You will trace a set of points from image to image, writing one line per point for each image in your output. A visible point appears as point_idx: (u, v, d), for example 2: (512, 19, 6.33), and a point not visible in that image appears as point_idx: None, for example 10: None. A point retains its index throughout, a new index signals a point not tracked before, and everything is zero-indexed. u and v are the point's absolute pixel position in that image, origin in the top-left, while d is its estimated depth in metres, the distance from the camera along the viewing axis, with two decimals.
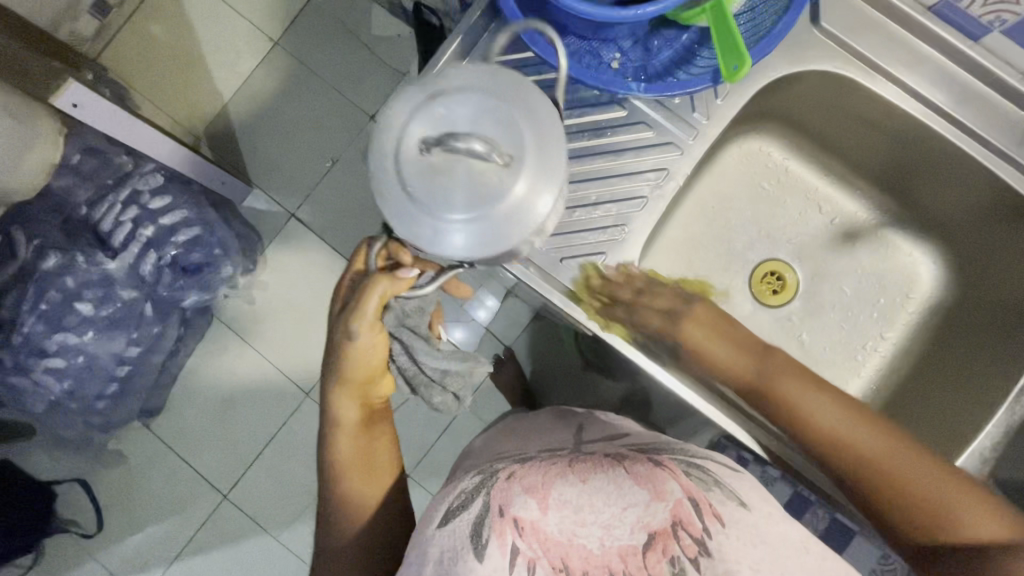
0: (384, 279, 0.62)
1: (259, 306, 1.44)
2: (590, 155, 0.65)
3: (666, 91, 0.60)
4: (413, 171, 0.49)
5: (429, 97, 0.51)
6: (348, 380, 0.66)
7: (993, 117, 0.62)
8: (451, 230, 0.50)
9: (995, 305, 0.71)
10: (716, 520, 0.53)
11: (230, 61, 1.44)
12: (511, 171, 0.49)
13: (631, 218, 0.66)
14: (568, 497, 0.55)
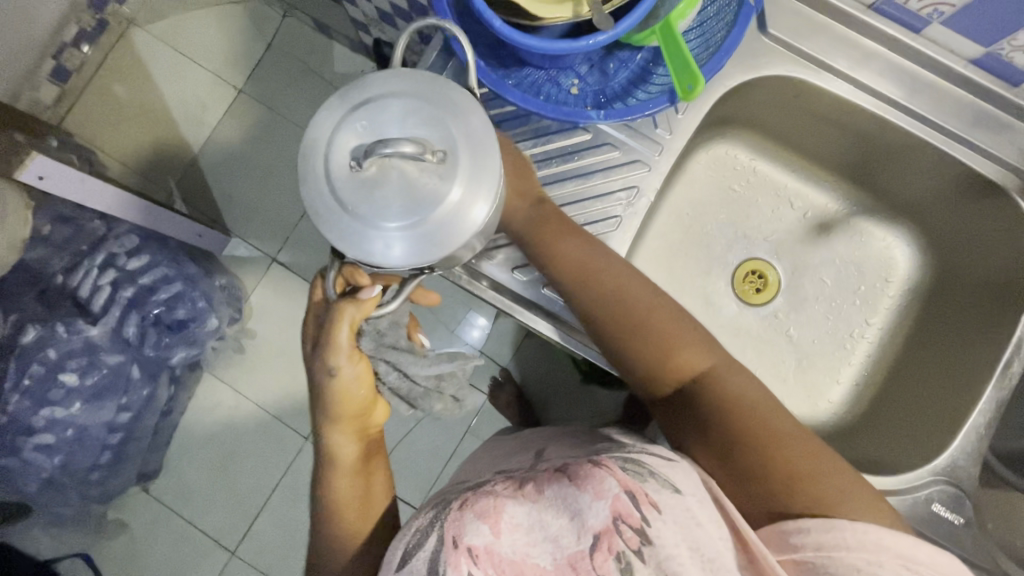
0: (349, 303, 0.60)
1: (250, 355, 1.42)
2: (558, 181, 0.65)
3: (626, 117, 0.59)
4: (353, 187, 0.50)
5: (349, 114, 0.52)
6: (340, 415, 0.63)
7: (945, 102, 0.63)
8: (394, 236, 0.50)
9: (971, 282, 0.71)
10: (654, 508, 0.49)
11: (196, 114, 1.44)
12: (447, 167, 0.50)
13: (607, 239, 0.65)
14: (519, 514, 0.48)
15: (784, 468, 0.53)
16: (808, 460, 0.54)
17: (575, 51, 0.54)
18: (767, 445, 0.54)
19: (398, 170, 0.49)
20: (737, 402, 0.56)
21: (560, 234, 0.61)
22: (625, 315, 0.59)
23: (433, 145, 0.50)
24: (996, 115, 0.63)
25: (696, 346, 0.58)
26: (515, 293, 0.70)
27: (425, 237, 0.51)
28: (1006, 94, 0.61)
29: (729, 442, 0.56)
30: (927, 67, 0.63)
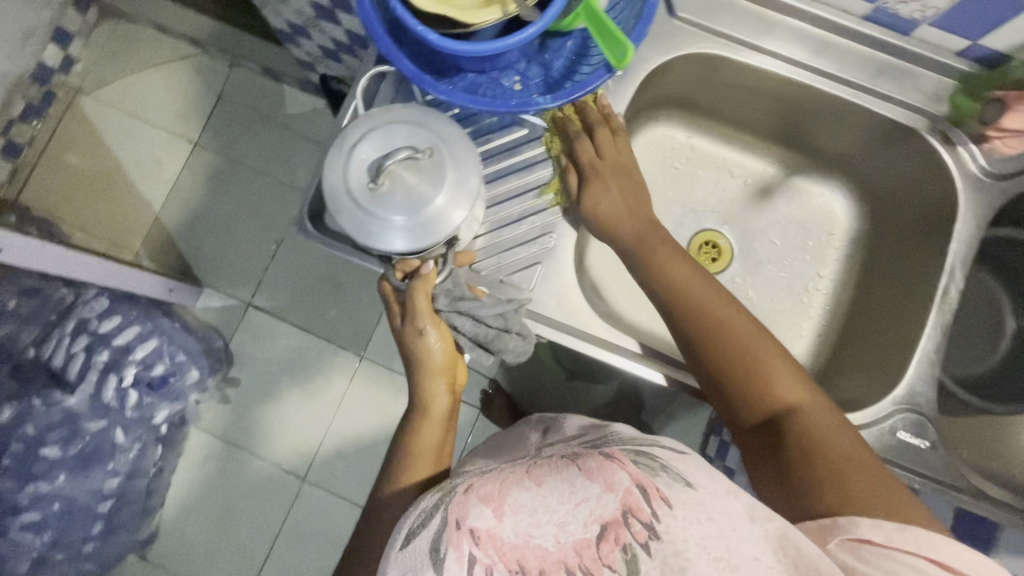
0: (422, 276, 0.61)
1: (235, 402, 1.41)
2: (502, 177, 0.68)
3: (563, 98, 0.63)
4: (368, 202, 0.55)
5: (340, 146, 0.57)
6: (430, 373, 0.64)
7: (847, 58, 0.67)
8: (407, 227, 0.56)
9: (902, 220, 0.75)
10: (665, 502, 0.47)
11: (154, 171, 1.45)
12: (438, 160, 0.56)
13: (554, 225, 0.70)
14: (525, 497, 0.48)
15: (839, 481, 0.53)
16: (869, 483, 0.52)
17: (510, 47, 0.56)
18: (830, 459, 0.54)
19: (399, 172, 0.55)
20: (818, 430, 0.56)
21: (667, 254, 0.65)
22: (726, 339, 0.60)
23: (421, 145, 0.55)
24: (897, 63, 0.67)
25: (795, 376, 0.59)
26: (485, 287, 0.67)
27: (431, 224, 0.56)
28: (900, 43, 0.65)
29: (793, 453, 0.56)
30: (825, 28, 0.67)
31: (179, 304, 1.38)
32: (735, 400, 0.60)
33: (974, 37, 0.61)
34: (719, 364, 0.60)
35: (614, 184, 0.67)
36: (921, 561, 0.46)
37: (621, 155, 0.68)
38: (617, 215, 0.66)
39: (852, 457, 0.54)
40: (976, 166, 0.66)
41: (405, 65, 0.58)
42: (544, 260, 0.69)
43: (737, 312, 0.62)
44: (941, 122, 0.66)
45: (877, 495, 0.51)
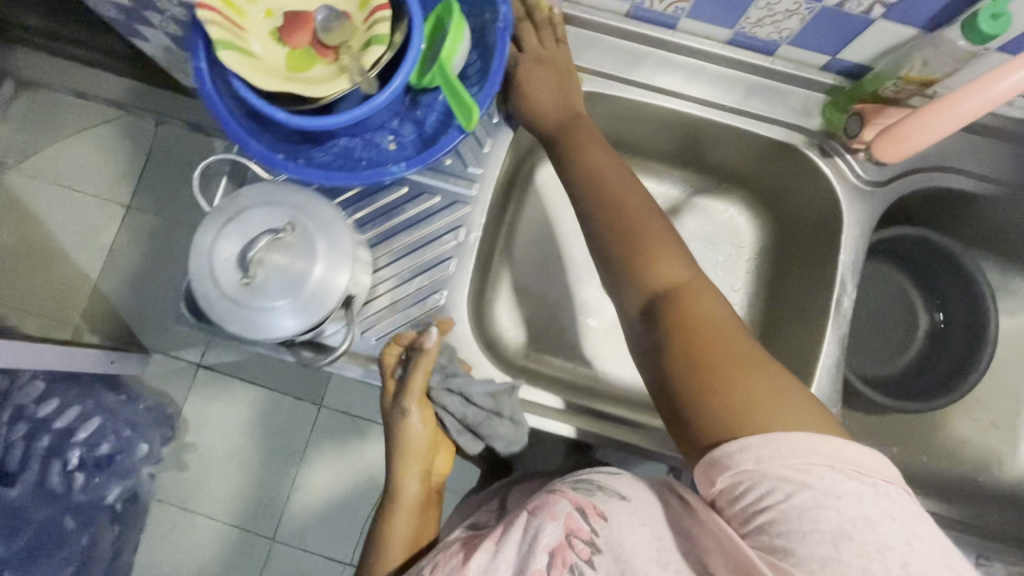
0: (422, 352, 0.58)
1: (195, 468, 1.29)
2: (387, 239, 0.64)
3: (429, 159, 0.60)
4: (246, 299, 0.51)
5: (195, 252, 0.52)
6: (408, 454, 0.60)
7: (715, 83, 0.68)
8: (298, 308, 0.51)
9: (799, 230, 0.76)
10: (601, 517, 0.49)
11: (90, 240, 1.33)
12: (304, 233, 0.52)
13: (447, 281, 0.65)
14: (482, 559, 0.48)
15: (713, 375, 0.47)
16: (746, 373, 0.47)
17: (379, 107, 0.55)
18: (707, 348, 0.48)
19: (268, 258, 0.51)
20: (697, 320, 0.50)
21: (589, 141, 0.61)
22: (623, 222, 0.55)
23: (280, 222, 0.52)
24: (767, 82, 0.68)
25: (677, 258, 0.54)
26: (375, 354, 0.63)
27: (321, 298, 0.52)
28: (766, 63, 0.66)
29: (669, 343, 0.50)
30: (694, 55, 0.67)
31: (128, 376, 1.27)
32: (619, 287, 0.55)
33: (833, 53, 0.62)
34: (611, 247, 0.55)
35: (543, 76, 0.63)
36: (790, 471, 0.43)
37: (555, 49, 0.64)
38: (541, 106, 0.63)
39: (734, 348, 0.48)
40: (855, 176, 0.68)
41: (254, 147, 0.55)
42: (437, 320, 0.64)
43: (641, 198, 0.57)
44: (817, 136, 0.68)
45: (751, 389, 0.46)
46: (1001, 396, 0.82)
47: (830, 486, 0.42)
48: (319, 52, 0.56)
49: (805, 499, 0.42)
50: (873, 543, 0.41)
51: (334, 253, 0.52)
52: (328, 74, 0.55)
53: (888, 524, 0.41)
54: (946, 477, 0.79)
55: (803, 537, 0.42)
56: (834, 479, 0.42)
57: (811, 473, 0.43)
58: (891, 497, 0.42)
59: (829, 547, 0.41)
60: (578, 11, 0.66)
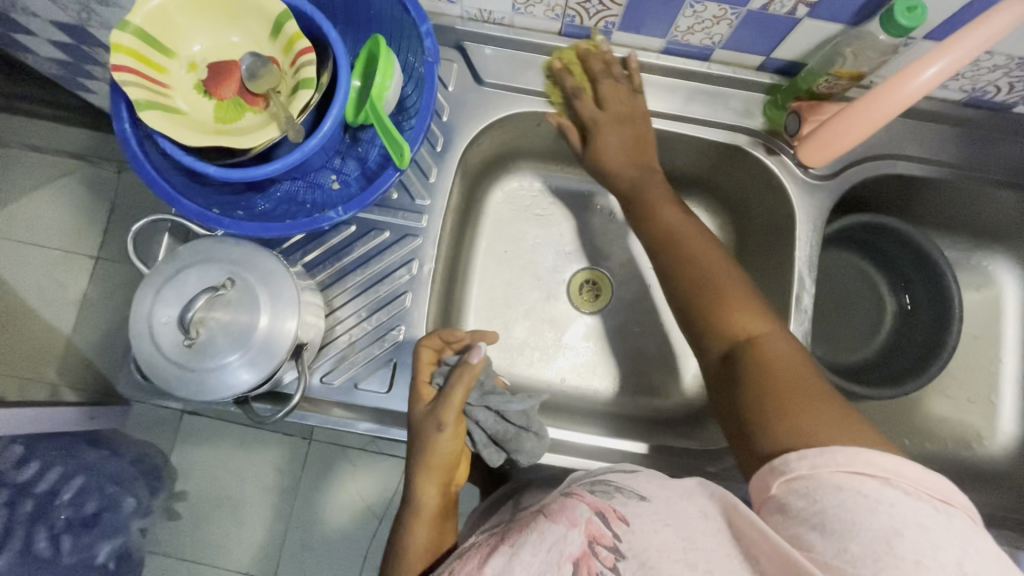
0: (466, 363, 0.55)
1: (186, 517, 1.17)
2: (339, 280, 0.63)
3: (366, 201, 0.58)
4: (190, 360, 0.49)
5: (136, 319, 0.50)
6: (429, 464, 0.55)
7: (656, 92, 0.68)
8: (247, 363, 0.50)
9: (756, 227, 0.76)
10: (623, 521, 0.45)
11: (56, 295, 1.16)
12: (245, 287, 0.51)
13: (404, 316, 0.63)
14: (496, 565, 0.43)
15: (789, 411, 0.46)
16: (816, 408, 0.46)
17: (313, 151, 0.54)
18: (785, 387, 0.48)
19: (210, 316, 0.50)
20: (776, 366, 0.50)
21: (662, 202, 0.62)
22: (703, 280, 0.56)
23: (219, 278, 0.51)
24: (707, 87, 0.68)
25: (757, 308, 0.54)
26: (335, 400, 0.61)
27: (268, 350, 0.50)
28: (702, 68, 0.66)
29: (747, 382, 0.50)
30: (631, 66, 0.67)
31: (109, 429, 1.06)
32: (698, 333, 0.56)
33: (766, 53, 0.63)
34: (690, 300, 0.56)
35: (617, 127, 0.64)
36: (843, 476, 0.41)
37: (630, 103, 0.64)
38: (610, 155, 0.64)
39: (811, 391, 0.47)
40: (802, 171, 0.68)
41: (185, 205, 0.54)
42: (397, 357, 0.62)
43: (721, 258, 0.58)
44: (761, 135, 0.68)
45: (825, 426, 0.45)
46: (976, 373, 0.82)
47: (883, 494, 0.40)
48: (248, 100, 0.55)
49: (856, 501, 0.40)
50: (926, 548, 0.38)
51: (277, 303, 0.51)
52: (260, 122, 0.54)
53: (943, 533, 0.38)
54: (927, 460, 0.78)
55: (850, 533, 0.39)
56: (891, 495, 0.40)
57: (864, 477, 0.41)
58: (953, 521, 0.39)
59: (879, 548, 0.38)
60: (512, 33, 0.66)
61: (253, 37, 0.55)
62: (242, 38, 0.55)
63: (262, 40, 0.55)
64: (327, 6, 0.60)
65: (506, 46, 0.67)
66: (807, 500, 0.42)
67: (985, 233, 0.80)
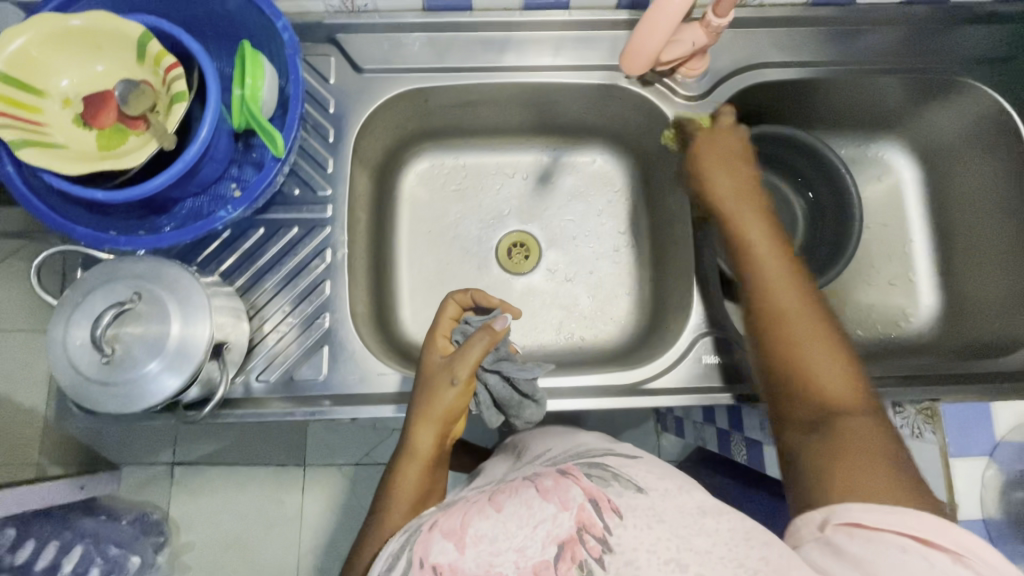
0: (488, 332, 0.58)
1: (197, 567, 1.12)
2: (260, 278, 0.65)
3: (256, 196, 0.60)
4: (110, 374, 0.51)
5: (54, 343, 0.52)
6: (427, 409, 0.57)
7: (528, 49, 0.71)
8: (166, 369, 0.51)
9: (661, 154, 0.79)
10: (615, 513, 0.43)
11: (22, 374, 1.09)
12: (153, 298, 0.53)
13: (330, 304, 0.66)
14: (484, 527, 0.43)
15: (849, 475, 0.46)
16: (879, 475, 0.45)
17: (196, 160, 0.55)
18: (856, 454, 0.46)
19: (124, 332, 0.52)
20: (848, 428, 0.48)
21: (751, 224, 0.59)
22: (789, 320, 0.54)
23: (126, 294, 0.52)
24: (576, 34, 0.71)
25: (847, 369, 0.51)
26: (274, 394, 0.63)
27: (185, 354, 0.52)
28: (566, 16, 0.70)
29: (823, 443, 0.48)
30: (498, 28, 0.70)
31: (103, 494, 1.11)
32: (775, 382, 0.54)
33: None
34: (773, 347, 0.54)
35: (727, 151, 0.65)
36: (908, 540, 0.41)
37: (738, 130, 0.66)
38: (717, 172, 0.63)
39: (876, 456, 0.46)
40: (679, 96, 0.72)
41: (80, 232, 0.56)
42: (329, 342, 0.65)
43: (811, 299, 0.55)
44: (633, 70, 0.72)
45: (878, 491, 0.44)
46: (895, 256, 0.84)
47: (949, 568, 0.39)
48: (130, 125, 0.57)
49: (920, 567, 0.40)
50: None
51: (186, 310, 0.53)
52: (139, 142, 0.56)
53: None
54: (863, 346, 0.81)
55: None
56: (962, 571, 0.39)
57: (933, 548, 0.40)
58: None
59: None
60: (378, 18, 0.68)
61: (119, 65, 0.57)
62: (108, 67, 0.57)
63: (130, 66, 0.57)
64: (191, 23, 0.62)
65: (376, 31, 0.70)
66: (862, 545, 0.41)
67: (872, 124, 0.84)
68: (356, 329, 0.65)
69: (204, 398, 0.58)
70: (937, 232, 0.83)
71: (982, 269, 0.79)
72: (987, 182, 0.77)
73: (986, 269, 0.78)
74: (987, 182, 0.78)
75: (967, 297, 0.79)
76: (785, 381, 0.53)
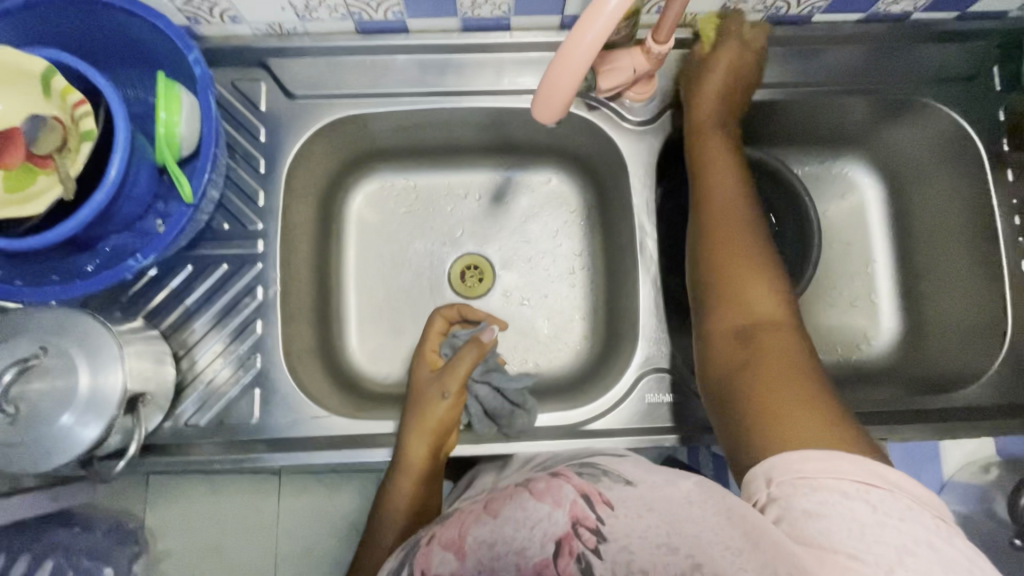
0: (477, 346, 0.65)
1: None
2: (188, 317, 0.66)
3: (169, 240, 0.58)
4: (17, 435, 0.49)
5: None
6: (417, 418, 0.62)
7: (469, 71, 0.69)
8: (79, 422, 0.50)
9: (612, 175, 0.77)
10: (609, 504, 0.39)
11: None
12: (60, 352, 0.51)
13: (260, 344, 0.66)
14: (477, 535, 0.39)
15: (768, 395, 0.46)
16: (804, 406, 0.45)
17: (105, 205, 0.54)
18: (781, 381, 0.47)
19: (27, 389, 0.50)
20: (777, 355, 0.49)
21: (717, 161, 0.64)
22: (735, 249, 0.57)
23: (29, 350, 0.51)
24: (518, 56, 0.69)
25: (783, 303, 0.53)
26: (198, 436, 0.63)
27: (98, 405, 0.51)
28: (507, 37, 0.68)
29: (749, 367, 0.49)
30: (437, 50, 0.68)
31: None
32: (713, 313, 0.55)
33: (558, 12, 0.65)
34: (719, 278, 0.56)
35: (721, 68, 0.66)
36: (852, 485, 0.41)
37: (744, 36, 0.67)
38: (703, 94, 0.66)
39: (804, 392, 0.46)
40: (626, 121, 0.72)
41: None
42: (259, 383, 0.65)
43: (760, 238, 0.58)
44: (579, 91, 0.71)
45: (797, 426, 0.44)
46: (850, 277, 0.83)
47: (894, 507, 0.39)
48: (37, 164, 0.53)
49: (864, 512, 0.39)
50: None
51: (95, 363, 0.52)
52: (55, 184, 0.53)
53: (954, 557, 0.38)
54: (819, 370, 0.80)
55: (862, 540, 0.38)
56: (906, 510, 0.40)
57: (873, 489, 0.40)
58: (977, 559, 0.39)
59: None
60: (309, 40, 0.67)
61: (18, 103, 0.54)
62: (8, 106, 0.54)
63: (31, 103, 0.54)
64: (112, 58, 0.61)
65: (309, 54, 0.68)
66: (809, 498, 0.40)
67: (832, 141, 0.82)
68: (288, 368, 0.66)
69: (123, 446, 0.57)
70: (899, 252, 0.83)
71: (939, 290, 0.79)
72: (950, 204, 0.77)
73: (949, 291, 0.78)
74: (950, 201, 0.77)
75: (927, 319, 0.79)
76: (724, 308, 0.54)
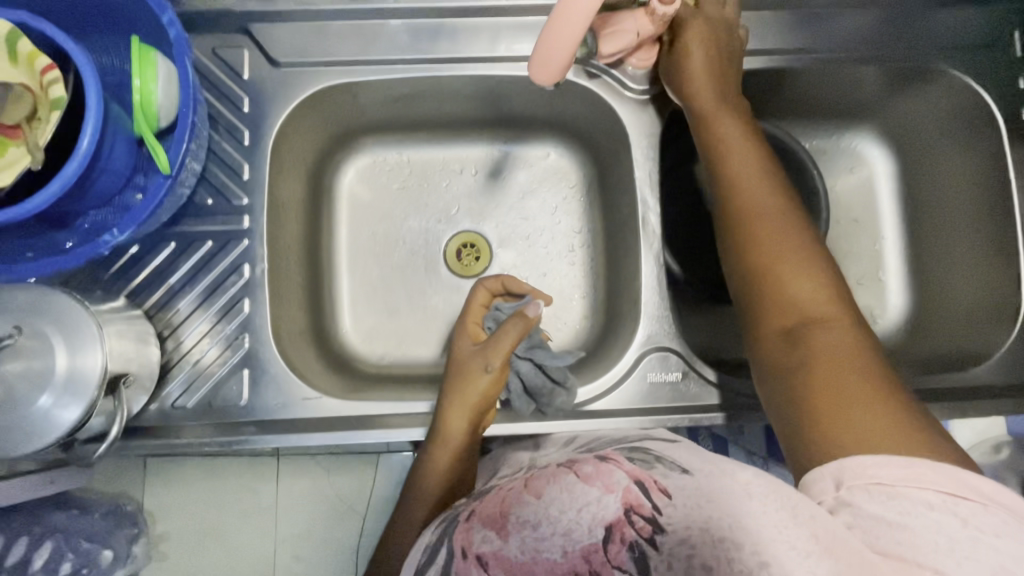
0: (523, 320, 0.61)
1: None
2: (173, 296, 0.63)
3: (146, 214, 0.55)
4: None
5: None
6: (457, 396, 0.60)
7: (461, 37, 0.66)
8: (58, 405, 0.48)
9: (614, 150, 0.75)
10: (665, 493, 0.38)
11: None
12: (35, 332, 0.49)
13: (247, 323, 0.63)
14: (522, 517, 0.39)
15: (825, 398, 0.45)
16: (864, 409, 0.43)
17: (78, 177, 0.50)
18: (836, 384, 0.45)
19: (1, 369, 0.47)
20: (829, 354, 0.47)
21: (732, 148, 0.61)
22: (766, 242, 0.54)
23: (3, 330, 0.48)
24: (515, 21, 0.66)
25: (828, 292, 0.51)
26: (185, 419, 0.61)
27: (77, 387, 0.48)
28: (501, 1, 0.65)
29: (799, 372, 0.48)
30: (428, 15, 0.65)
31: None
32: (756, 317, 0.54)
33: None
34: (756, 279, 0.54)
35: (707, 51, 0.63)
36: (936, 497, 0.39)
37: (723, 12, 0.64)
38: (699, 80, 0.63)
39: (864, 393, 0.44)
40: (628, 90, 0.70)
41: None
42: (249, 364, 0.63)
43: (790, 224, 0.55)
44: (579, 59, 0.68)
45: (872, 426, 0.42)
46: (857, 254, 0.81)
47: (985, 521, 0.38)
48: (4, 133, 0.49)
49: (949, 523, 0.38)
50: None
51: (71, 342, 0.49)
52: (25, 156, 0.49)
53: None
54: None
55: (944, 550, 0.37)
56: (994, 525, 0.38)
57: (960, 501, 0.39)
58: None
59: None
60: (293, 4, 0.63)
61: None
62: None
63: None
64: (80, 20, 0.57)
65: (294, 19, 0.64)
66: (884, 505, 0.39)
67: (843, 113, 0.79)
68: (277, 348, 0.63)
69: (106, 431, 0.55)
70: (910, 230, 0.81)
71: (948, 267, 0.77)
72: (952, 177, 0.76)
73: (959, 272, 0.76)
74: (956, 176, 0.75)
75: (935, 297, 0.78)
76: (766, 311, 0.53)
